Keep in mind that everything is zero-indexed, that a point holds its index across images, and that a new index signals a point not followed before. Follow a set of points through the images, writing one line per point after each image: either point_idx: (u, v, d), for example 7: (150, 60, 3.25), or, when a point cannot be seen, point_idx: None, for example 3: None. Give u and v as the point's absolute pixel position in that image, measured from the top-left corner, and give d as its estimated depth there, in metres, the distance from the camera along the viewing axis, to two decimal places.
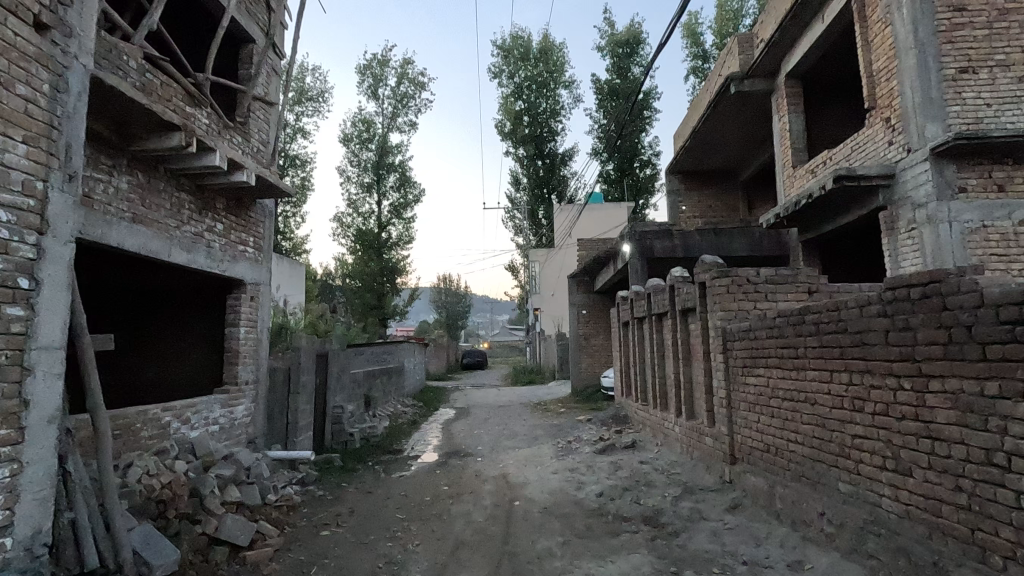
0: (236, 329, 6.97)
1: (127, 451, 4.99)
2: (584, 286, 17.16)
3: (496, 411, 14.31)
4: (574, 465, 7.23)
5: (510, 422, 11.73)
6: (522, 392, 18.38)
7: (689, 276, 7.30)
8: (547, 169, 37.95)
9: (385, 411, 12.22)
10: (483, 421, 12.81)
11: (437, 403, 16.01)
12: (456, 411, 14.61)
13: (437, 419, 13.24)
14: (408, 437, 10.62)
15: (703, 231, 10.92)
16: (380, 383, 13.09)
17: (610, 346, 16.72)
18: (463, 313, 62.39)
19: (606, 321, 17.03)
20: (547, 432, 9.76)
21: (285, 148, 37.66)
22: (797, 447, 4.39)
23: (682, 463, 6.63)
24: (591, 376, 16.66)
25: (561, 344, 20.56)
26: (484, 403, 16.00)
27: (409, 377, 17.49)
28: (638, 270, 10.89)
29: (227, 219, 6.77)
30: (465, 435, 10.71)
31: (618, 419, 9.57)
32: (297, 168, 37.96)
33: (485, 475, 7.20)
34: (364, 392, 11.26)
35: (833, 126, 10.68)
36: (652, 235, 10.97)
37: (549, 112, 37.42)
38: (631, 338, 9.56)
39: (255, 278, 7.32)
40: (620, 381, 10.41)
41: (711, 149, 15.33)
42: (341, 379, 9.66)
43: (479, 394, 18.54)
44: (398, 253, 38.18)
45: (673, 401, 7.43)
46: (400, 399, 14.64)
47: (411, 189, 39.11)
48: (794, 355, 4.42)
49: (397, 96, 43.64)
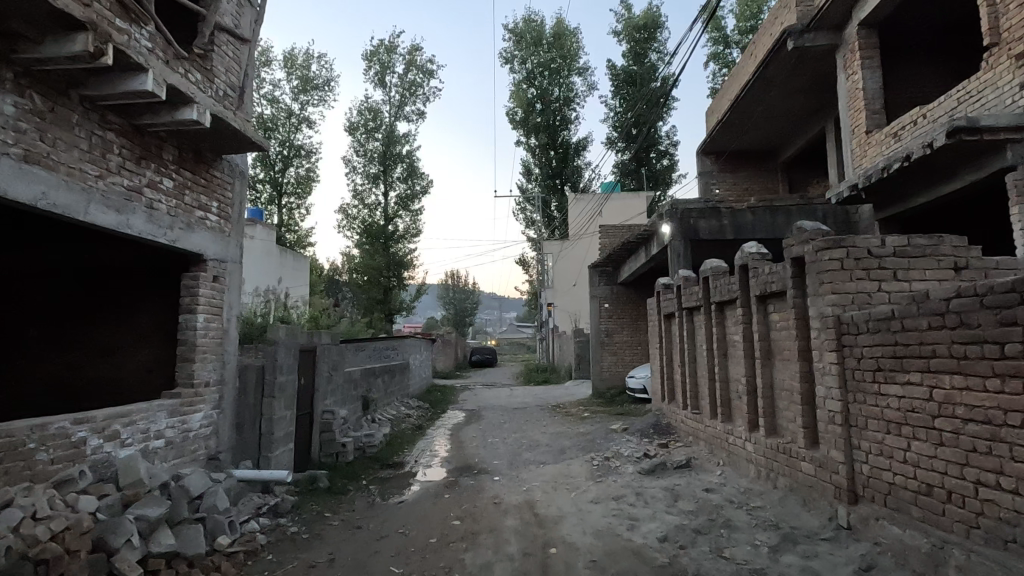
0: (193, 316, 5.52)
1: (8, 483, 3.53)
2: (607, 277, 15.61)
3: (510, 415, 12.82)
4: (619, 491, 5.71)
5: (529, 429, 10.23)
6: (537, 393, 16.91)
7: (767, 253, 5.76)
8: (560, 160, 36.46)
9: (386, 414, 10.79)
10: (497, 426, 11.31)
11: (445, 405, 14.58)
12: (466, 414, 13.19)
13: (445, 423, 11.77)
14: (411, 447, 9.15)
15: (756, 209, 9.33)
16: (381, 383, 11.65)
17: (635, 343, 15.20)
18: (471, 309, 60.97)
19: (631, 316, 15.47)
20: (574, 443, 8.27)
21: (290, 137, 36.31)
22: (1001, 497, 2.88)
23: (765, 494, 5.08)
24: (613, 377, 15.16)
25: (578, 342, 19.06)
26: (496, 405, 14.50)
27: (414, 375, 16.08)
28: (679, 255, 9.34)
29: (181, 174, 5.31)
30: (477, 445, 9.25)
31: (660, 429, 8.05)
32: (302, 158, 36.62)
33: (506, 504, 5.70)
34: (361, 393, 9.83)
35: (912, 87, 9.06)
36: (696, 213, 9.41)
37: (562, 99, 35.82)
38: (677, 333, 8.03)
39: (219, 254, 5.85)
40: (659, 383, 8.87)
41: (753, 124, 13.70)
42: (333, 379, 8.21)
43: (490, 394, 17.07)
44: (406, 246, 36.76)
45: (744, 411, 5.89)
46: (404, 401, 13.19)
47: (419, 180, 37.70)
48: (993, 355, 2.90)
49: (405, 85, 42.20)
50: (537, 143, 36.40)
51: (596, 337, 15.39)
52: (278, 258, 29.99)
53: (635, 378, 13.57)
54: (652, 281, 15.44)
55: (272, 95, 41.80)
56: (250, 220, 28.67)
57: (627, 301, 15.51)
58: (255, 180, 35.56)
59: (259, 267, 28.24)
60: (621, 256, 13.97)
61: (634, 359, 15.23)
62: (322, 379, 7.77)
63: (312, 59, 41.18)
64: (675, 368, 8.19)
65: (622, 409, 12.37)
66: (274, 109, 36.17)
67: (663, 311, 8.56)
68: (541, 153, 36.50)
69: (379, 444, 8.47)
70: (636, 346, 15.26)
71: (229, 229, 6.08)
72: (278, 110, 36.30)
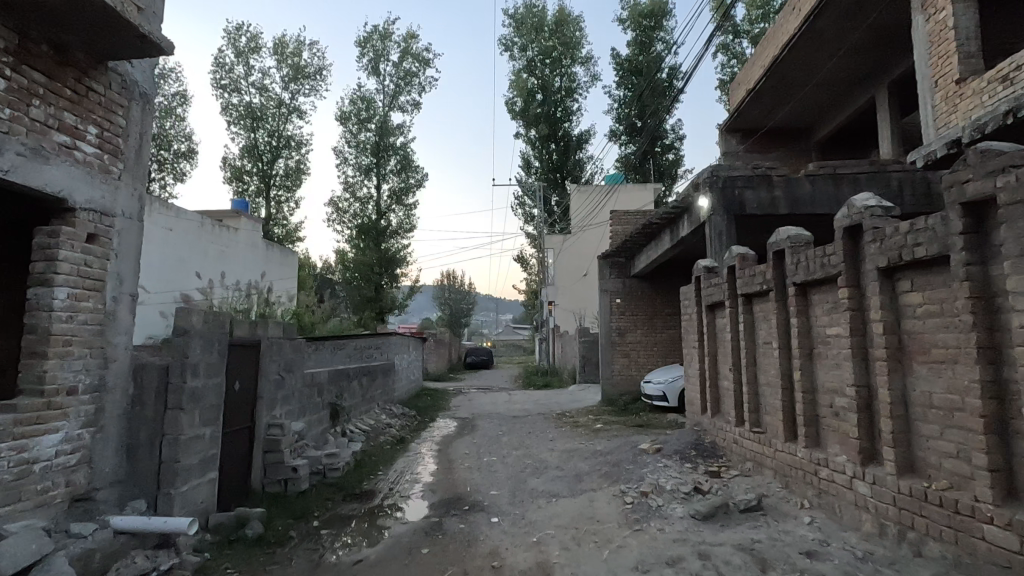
0: (49, 290, 3.71)
1: None
2: (620, 268, 13.82)
3: (510, 426, 11.07)
4: (673, 552, 3.93)
5: (534, 445, 8.47)
6: (539, 398, 15.17)
7: (889, 208, 4.02)
8: (561, 153, 34.82)
9: (361, 425, 9.00)
10: (495, 439, 9.56)
11: (434, 411, 12.81)
12: (459, 424, 11.42)
13: (433, 435, 10.00)
14: (389, 468, 7.38)
15: (816, 177, 7.60)
16: (358, 387, 9.87)
17: (650, 343, 13.50)
18: (467, 311, 59.23)
19: (646, 313, 13.73)
20: (593, 468, 6.50)
21: (280, 127, 34.55)
22: None
23: (906, 567, 3.30)
24: (626, 381, 13.44)
25: (584, 343, 17.31)
26: (494, 413, 12.72)
27: (401, 378, 14.31)
28: (721, 233, 7.60)
29: (24, 74, 3.51)
30: (470, 466, 7.48)
31: (704, 451, 6.29)
32: (292, 149, 34.83)
33: (510, 569, 3.93)
34: (329, 399, 8.05)
35: (1012, 28, 7.35)
36: (741, 182, 7.67)
37: (564, 90, 34.20)
38: (727, 328, 6.28)
39: (98, 203, 4.05)
40: (699, 392, 7.12)
41: (790, 92, 12.01)
42: (286, 383, 6.41)
43: (487, 399, 15.31)
44: (400, 242, 34.96)
45: (851, 436, 4.10)
46: (387, 408, 11.41)
47: (413, 174, 35.90)
48: None
49: (401, 75, 40.46)
50: (537, 135, 34.66)
51: (606, 336, 13.68)
52: (265, 251, 28.01)
53: (654, 383, 11.85)
54: (670, 273, 13.70)
55: (261, 83, 39.97)
56: (235, 212, 26.84)
57: (642, 296, 13.77)
58: (242, 171, 33.71)
59: (246, 260, 26.12)
60: (637, 244, 12.27)
61: (648, 362, 13.50)
62: (268, 383, 5.96)
63: (303, 47, 39.39)
64: (725, 372, 6.44)
65: (640, 420, 10.64)
66: (263, 97, 34.41)
67: (707, 301, 6.81)
68: (540, 146, 34.80)
69: (344, 467, 6.66)
70: (652, 347, 13.53)
71: (118, 169, 4.27)
72: (268, 99, 34.56)
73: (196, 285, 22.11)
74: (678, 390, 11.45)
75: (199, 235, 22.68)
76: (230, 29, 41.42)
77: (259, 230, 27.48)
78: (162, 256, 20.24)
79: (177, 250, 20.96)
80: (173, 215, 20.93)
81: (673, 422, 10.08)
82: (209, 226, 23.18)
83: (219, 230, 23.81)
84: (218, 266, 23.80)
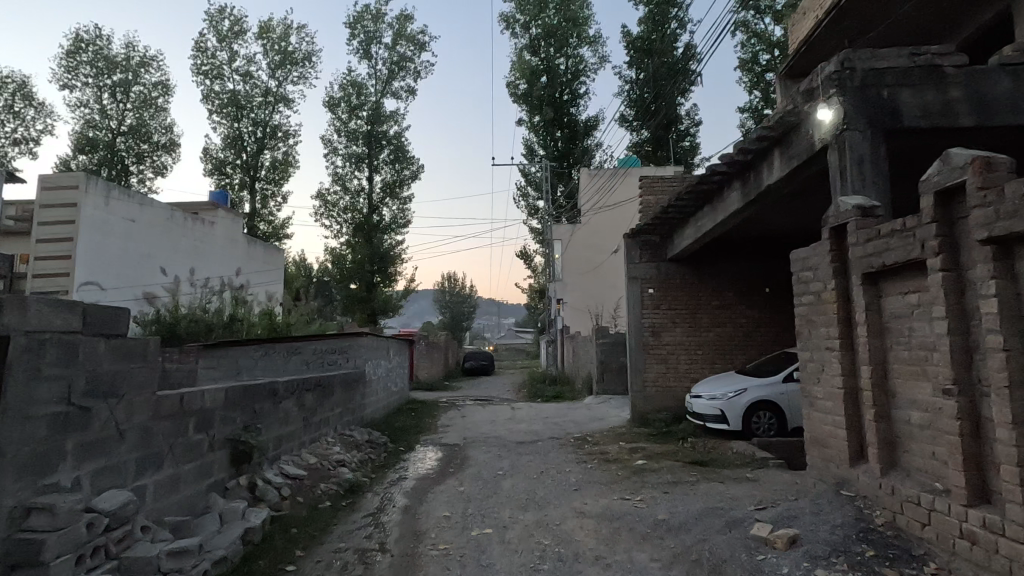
0: None
1: None
2: (652, 250, 10.87)
3: (516, 457, 8.09)
4: None
5: (553, 505, 5.50)
6: (550, 414, 12.24)
7: None
8: (567, 140, 31.84)
9: (291, 469, 6.01)
10: (494, 484, 6.59)
11: (416, 435, 9.85)
12: (445, 455, 8.45)
13: (405, 478, 7.02)
14: (310, 558, 4.36)
15: (1018, 68, 4.61)
16: (295, 409, 6.91)
17: (692, 344, 10.61)
18: (468, 314, 56.37)
19: (687, 306, 10.73)
20: (669, 573, 3.54)
21: (267, 116, 31.89)
22: None
23: None
24: (661, 394, 10.51)
25: (602, 346, 14.34)
26: (494, 436, 9.77)
27: (376, 390, 11.37)
28: (864, 159, 4.61)
29: None
30: (447, 551, 4.43)
31: (888, 549, 3.27)
32: (278, 140, 32.03)
33: None
34: (226, 432, 5.09)
35: None
36: (892, 77, 4.67)
37: (571, 72, 31.31)
38: (933, 309, 3.26)
39: None
40: (845, 427, 4.10)
41: (886, 5, 8.83)
42: (95, 418, 3.42)
43: (486, 415, 12.41)
44: (394, 239, 31.99)
45: None
46: (349, 434, 8.46)
47: (407, 165, 32.77)
48: None
49: (394, 60, 37.75)
50: (540, 120, 31.66)
51: (637, 335, 10.71)
52: (246, 250, 25.06)
53: (705, 399, 8.89)
54: (717, 255, 10.75)
55: (246, 69, 37.27)
56: (211, 204, 23.66)
57: (682, 284, 10.77)
58: (224, 162, 30.86)
59: (222, 257, 23.13)
60: (681, 216, 9.34)
61: (689, 370, 10.56)
62: (30, 424, 2.96)
63: (291, 31, 36.67)
64: (922, 396, 3.43)
65: (693, 451, 7.71)
66: (247, 84, 31.72)
67: (867, 265, 3.82)
68: (545, 132, 31.78)
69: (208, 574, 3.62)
70: (694, 351, 10.60)
71: None
72: (253, 87, 31.90)
73: (160, 283, 19.11)
74: (740, 410, 8.48)
75: (170, 226, 19.64)
76: (213, 12, 38.78)
77: (239, 223, 24.49)
78: (122, 252, 17.36)
79: (137, 245, 17.93)
80: (134, 205, 17.84)
81: (744, 457, 7.11)
82: (180, 218, 20.22)
83: (190, 223, 20.86)
84: (187, 261, 20.69)
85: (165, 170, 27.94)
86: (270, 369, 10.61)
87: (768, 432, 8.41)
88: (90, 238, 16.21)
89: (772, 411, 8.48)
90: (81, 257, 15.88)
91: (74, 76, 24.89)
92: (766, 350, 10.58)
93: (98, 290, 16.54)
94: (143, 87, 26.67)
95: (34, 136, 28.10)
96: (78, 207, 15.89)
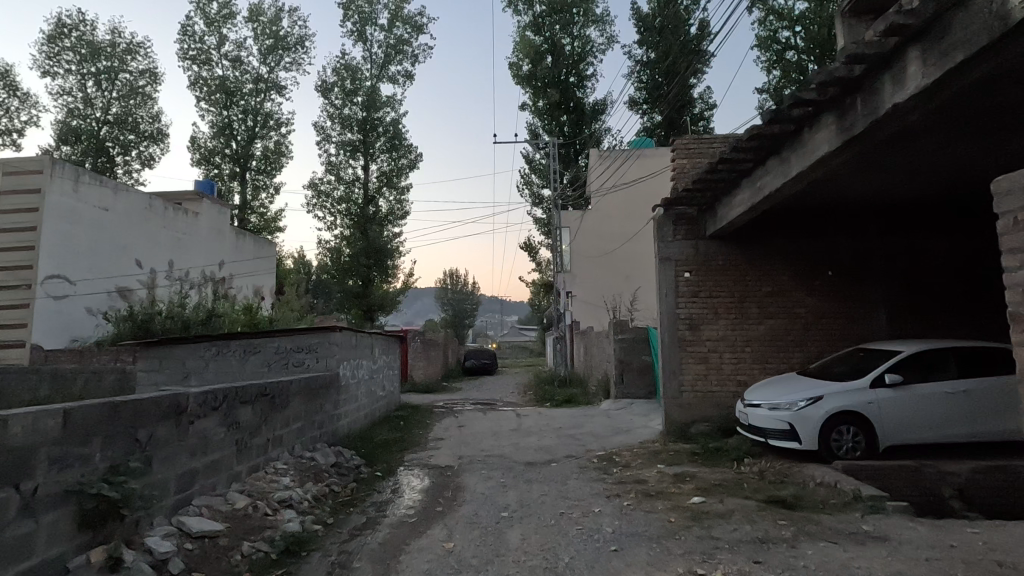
0: None
1: None
2: (687, 226, 8.97)
3: (525, 487, 6.20)
4: None
5: None
6: (564, 423, 10.34)
7: None
8: (574, 124, 29.81)
9: (198, 522, 4.12)
10: (498, 536, 4.68)
11: (399, 454, 7.95)
12: (433, 483, 6.54)
13: (374, 524, 5.09)
14: None
15: None
16: (221, 430, 5.00)
17: (738, 339, 8.69)
18: (471, 311, 54.59)
19: (731, 293, 8.79)
20: None
21: (258, 104, 29.95)
22: None
23: None
24: (701, 401, 8.61)
25: (621, 341, 12.42)
26: (498, 454, 7.87)
27: (354, 396, 9.49)
28: None
29: None
30: None
31: None
32: (270, 128, 30.07)
33: None
34: (67, 480, 3.20)
35: None
36: None
37: (578, 52, 29.27)
38: None
39: None
40: None
41: None
42: None
43: (487, 424, 10.53)
44: (392, 231, 30.07)
45: None
46: (310, 456, 6.57)
47: (405, 153, 30.77)
48: None
49: (391, 43, 35.81)
50: (545, 104, 29.60)
51: (671, 329, 8.79)
52: (234, 243, 22.94)
53: (765, 410, 6.95)
54: (767, 231, 8.84)
55: (235, 54, 35.35)
56: (197, 193, 21.64)
57: (724, 267, 8.86)
58: (213, 151, 28.94)
59: (207, 249, 21.00)
60: (732, 177, 7.42)
61: (735, 372, 8.63)
62: None
63: (282, 14, 34.64)
64: None
65: (759, 481, 5.80)
66: (235, 70, 29.74)
67: None
68: (549, 116, 29.70)
69: None
70: (742, 348, 8.66)
71: None
72: (243, 73, 29.97)
73: (136, 276, 16.98)
74: (814, 425, 6.53)
75: (148, 216, 17.56)
76: None
77: (226, 214, 22.44)
78: (95, 243, 15.50)
79: (110, 235, 15.98)
80: (108, 192, 15.94)
81: (837, 492, 5.19)
82: (161, 208, 18.14)
83: (173, 213, 18.76)
84: (166, 254, 18.49)
85: (153, 161, 26.26)
86: (224, 372, 8.73)
87: (853, 454, 6.45)
88: (57, 228, 14.40)
89: (858, 427, 6.51)
90: (46, 248, 14.10)
91: (55, 62, 23.32)
92: (830, 346, 8.60)
93: (67, 284, 14.72)
94: (130, 75, 25.01)
95: (18, 128, 26.46)
96: (41, 193, 14.07)
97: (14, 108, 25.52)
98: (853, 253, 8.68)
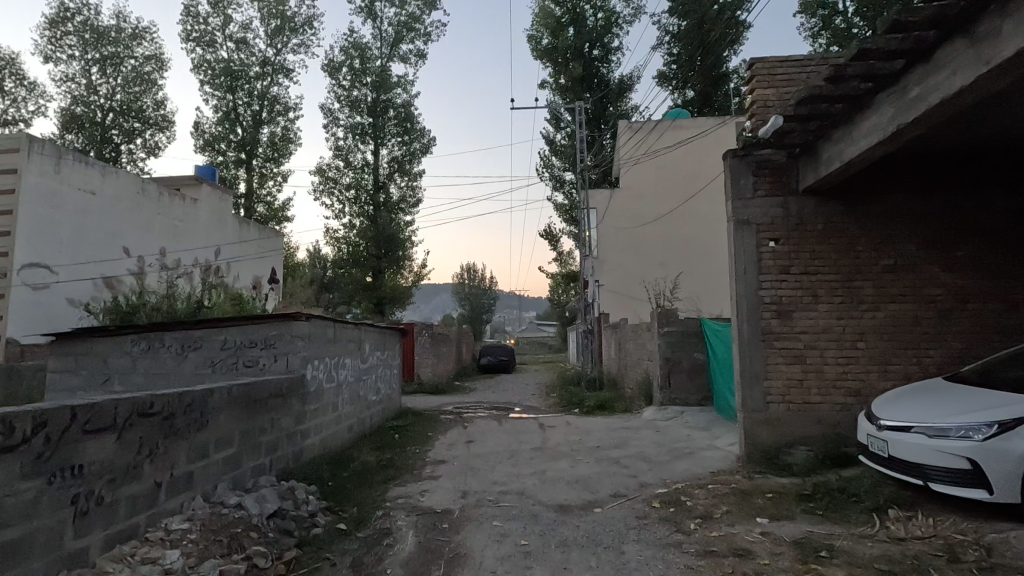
0: None
1: None
2: (773, 179, 6.60)
3: (564, 563, 3.91)
4: None
5: None
6: (602, 439, 8.02)
7: None
8: (599, 102, 27.27)
9: None
10: None
11: (379, 490, 5.72)
12: (419, 550, 4.27)
13: None
14: None
15: None
16: (29, 484, 2.84)
17: (846, 332, 6.31)
18: (488, 306, 52.57)
19: (836, 270, 6.41)
20: None
21: (265, 88, 27.96)
22: None
23: None
24: (796, 417, 6.26)
25: (667, 336, 10.06)
26: (517, 492, 5.62)
27: (330, 406, 7.33)
28: None
29: None
30: None
31: None
32: (278, 114, 28.19)
33: None
34: None
35: None
36: None
37: (604, 21, 26.73)
38: None
39: None
40: None
41: None
42: None
43: (504, 440, 8.29)
44: (403, 220, 27.93)
45: None
46: (235, 503, 4.39)
47: (418, 138, 28.52)
48: None
49: (401, 20, 33.57)
50: (567, 81, 26.91)
51: (751, 319, 6.44)
52: (236, 234, 21.02)
53: (922, 436, 4.58)
54: (884, 185, 6.42)
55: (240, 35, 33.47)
56: (194, 177, 19.77)
57: (825, 233, 6.46)
58: (217, 137, 26.94)
59: (207, 239, 19.05)
60: (860, 95, 5.04)
61: (842, 377, 6.26)
62: None
63: None
64: None
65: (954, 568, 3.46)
66: (240, 51, 27.78)
67: None
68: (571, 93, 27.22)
69: None
70: (853, 344, 6.28)
71: None
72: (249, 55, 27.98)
73: (126, 266, 14.93)
74: (1016, 467, 4.14)
75: (142, 202, 15.66)
76: None
77: (227, 201, 20.46)
78: (79, 230, 13.41)
79: (98, 221, 13.96)
80: (96, 174, 13.91)
81: None
82: (156, 193, 16.25)
83: (169, 198, 16.86)
84: (160, 242, 16.47)
85: (160, 150, 24.60)
86: (158, 373, 6.62)
87: None
88: (35, 211, 12.30)
89: None
90: (24, 232, 12.03)
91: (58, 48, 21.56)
92: (977, 341, 6.17)
93: (48, 273, 12.61)
94: (136, 62, 23.20)
95: (25, 117, 24.97)
96: (17, 173, 11.99)
97: (23, 97, 24.06)
98: (1011, 212, 6.21)
